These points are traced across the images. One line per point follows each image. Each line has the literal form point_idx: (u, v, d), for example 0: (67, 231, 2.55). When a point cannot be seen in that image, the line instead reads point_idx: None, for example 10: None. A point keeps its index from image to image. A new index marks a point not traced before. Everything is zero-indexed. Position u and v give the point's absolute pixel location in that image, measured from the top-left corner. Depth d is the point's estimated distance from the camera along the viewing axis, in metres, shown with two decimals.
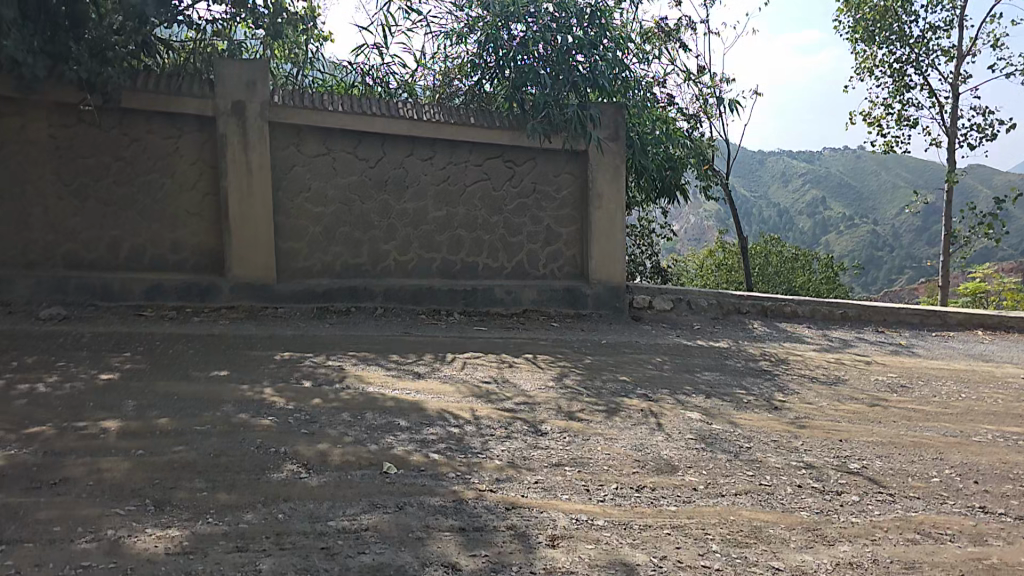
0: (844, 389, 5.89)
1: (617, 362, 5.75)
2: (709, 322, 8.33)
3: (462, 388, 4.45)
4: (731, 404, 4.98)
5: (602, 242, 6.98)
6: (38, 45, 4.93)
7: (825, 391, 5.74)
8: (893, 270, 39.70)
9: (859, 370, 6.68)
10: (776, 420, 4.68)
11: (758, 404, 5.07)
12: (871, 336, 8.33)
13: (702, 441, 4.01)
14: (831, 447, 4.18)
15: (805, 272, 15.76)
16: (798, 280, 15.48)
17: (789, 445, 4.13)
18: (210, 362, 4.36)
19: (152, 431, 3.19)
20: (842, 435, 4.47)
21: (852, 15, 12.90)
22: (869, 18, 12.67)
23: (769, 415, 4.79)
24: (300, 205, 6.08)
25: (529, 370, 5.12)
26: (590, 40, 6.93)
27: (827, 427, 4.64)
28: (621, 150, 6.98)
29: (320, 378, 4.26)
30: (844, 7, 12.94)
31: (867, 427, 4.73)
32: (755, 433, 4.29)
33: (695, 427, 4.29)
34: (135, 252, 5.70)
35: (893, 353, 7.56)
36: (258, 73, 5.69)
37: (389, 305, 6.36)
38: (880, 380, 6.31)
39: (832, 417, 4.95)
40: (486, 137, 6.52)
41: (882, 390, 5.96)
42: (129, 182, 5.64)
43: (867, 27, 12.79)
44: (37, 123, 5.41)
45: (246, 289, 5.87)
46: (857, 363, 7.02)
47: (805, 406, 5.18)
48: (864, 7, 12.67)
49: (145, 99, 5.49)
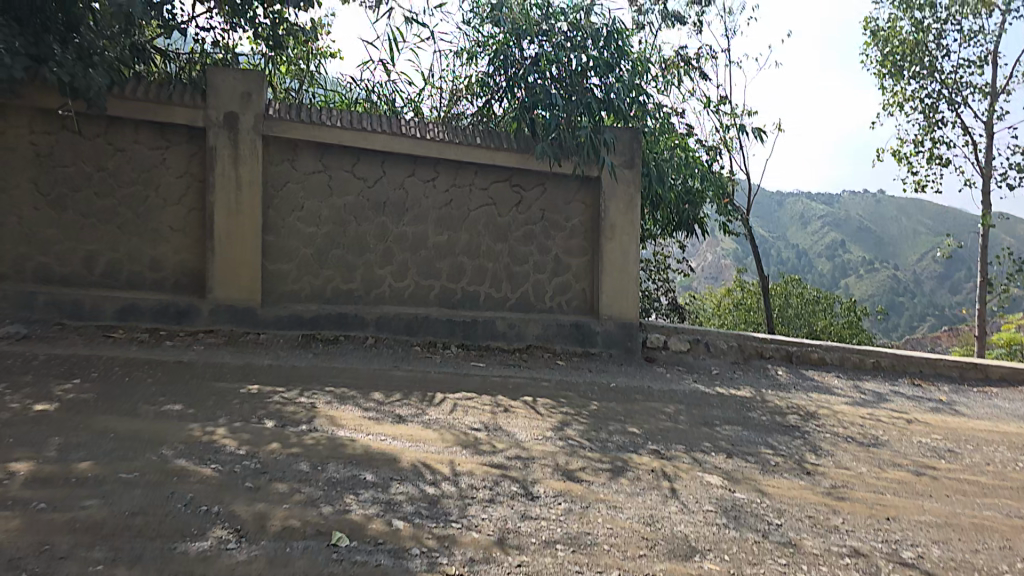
0: (883, 452, 5.20)
1: (628, 411, 5.15)
2: (728, 367, 7.69)
3: (446, 435, 3.89)
4: (757, 467, 4.34)
5: (614, 275, 6.48)
6: (19, 46, 4.53)
7: (862, 454, 5.07)
8: (917, 316, 38.53)
9: (898, 429, 5.96)
10: (810, 489, 4.03)
11: (788, 467, 4.43)
12: (908, 390, 7.60)
13: (724, 515, 3.38)
14: (876, 529, 3.52)
15: (826, 315, 15.01)
16: (819, 324, 14.76)
17: (829, 524, 3.48)
18: (167, 393, 3.85)
19: (67, 477, 2.65)
20: (889, 512, 3.80)
21: (880, 50, 12.48)
22: (900, 51, 12.27)
23: (801, 483, 4.14)
24: (291, 224, 5.67)
25: (525, 417, 4.54)
26: (607, 61, 6.50)
27: (869, 501, 3.97)
28: (636, 180, 6.52)
29: (286, 418, 3.73)
30: (871, 40, 12.58)
31: (917, 503, 4.05)
32: (786, 507, 3.64)
33: (716, 495, 3.65)
34: (111, 267, 5.30)
35: (934, 411, 6.81)
36: (253, 84, 5.36)
37: (381, 335, 5.87)
38: (924, 443, 5.59)
39: (874, 488, 4.27)
40: (492, 158, 6.09)
41: (926, 456, 5.25)
42: (110, 194, 5.28)
43: (896, 61, 12.38)
44: (18, 128, 5.08)
45: (227, 312, 5.43)
46: (895, 420, 6.30)
47: (842, 472, 4.51)
48: (893, 40, 12.27)
49: (131, 107, 5.15)
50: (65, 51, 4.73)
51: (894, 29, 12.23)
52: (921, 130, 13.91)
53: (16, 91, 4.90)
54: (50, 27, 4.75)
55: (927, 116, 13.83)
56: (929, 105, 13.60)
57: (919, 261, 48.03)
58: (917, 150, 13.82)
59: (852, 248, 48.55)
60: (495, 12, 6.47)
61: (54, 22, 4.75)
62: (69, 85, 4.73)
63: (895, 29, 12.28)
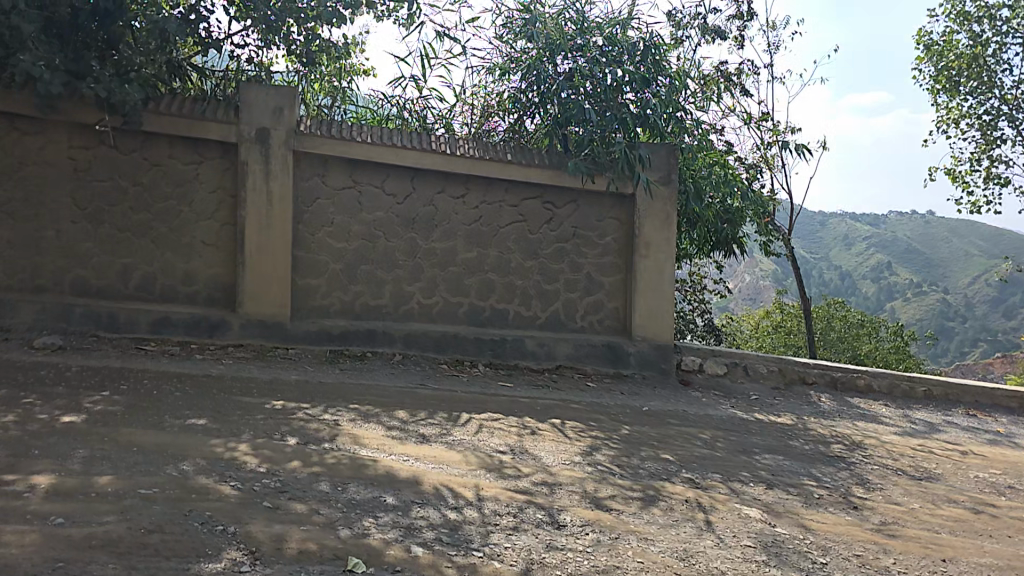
0: (937, 487, 4.84)
1: (661, 436, 4.93)
2: (768, 393, 7.36)
3: (471, 458, 3.77)
4: (798, 500, 4.08)
5: (649, 295, 6.32)
6: (58, 62, 4.79)
7: (914, 488, 4.72)
8: (967, 341, 36.75)
9: (952, 463, 5.56)
10: (856, 525, 3.74)
11: (834, 501, 4.14)
12: (962, 421, 7.12)
13: (764, 552, 3.15)
14: (929, 571, 3.26)
15: (871, 340, 14.34)
16: (863, 349, 14.12)
17: (878, 565, 3.22)
18: (192, 407, 3.85)
19: (87, 491, 2.63)
20: (945, 553, 3.51)
21: (935, 65, 12.05)
22: (957, 65, 11.82)
23: (848, 518, 3.86)
24: (321, 239, 5.70)
25: (554, 441, 4.38)
26: (644, 75, 6.40)
27: (922, 540, 3.67)
28: (673, 197, 6.37)
29: (309, 435, 3.68)
30: (925, 55, 12.16)
31: (975, 544, 3.73)
32: (831, 545, 3.38)
33: (755, 529, 3.42)
34: (145, 280, 5.40)
35: (991, 443, 6.36)
36: (285, 99, 5.44)
37: (409, 352, 5.83)
38: (980, 478, 5.20)
39: (929, 525, 3.96)
40: (524, 174, 6.03)
41: (984, 492, 4.86)
42: (144, 208, 5.39)
43: (951, 76, 11.92)
44: (57, 143, 5.24)
45: (256, 326, 5.47)
46: (948, 453, 5.89)
47: (891, 508, 4.20)
48: (950, 54, 11.84)
49: (166, 123, 5.27)
50: (103, 67, 4.99)
51: (949, 42, 11.82)
52: (976, 148, 13.33)
53: (56, 106, 5.07)
54: (90, 45, 5.00)
55: (984, 133, 13.25)
56: (987, 121, 13.02)
57: (970, 284, 45.90)
58: (972, 168, 13.24)
59: (897, 270, 46.75)
60: (528, 27, 6.45)
61: (92, 40, 5.01)
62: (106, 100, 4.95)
63: (952, 43, 11.85)
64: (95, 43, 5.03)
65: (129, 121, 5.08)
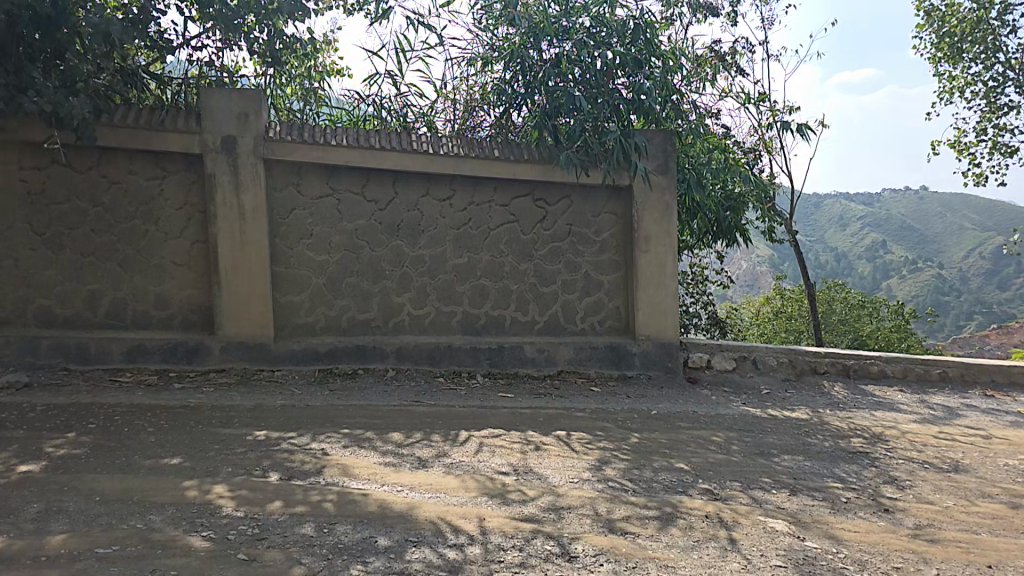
0: (966, 479, 4.59)
1: (672, 442, 4.65)
2: (781, 386, 7.07)
3: (471, 483, 3.47)
4: (825, 506, 3.81)
5: (650, 291, 6.02)
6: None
7: (944, 483, 4.48)
8: (963, 316, 36.67)
9: (980, 451, 5.32)
10: (890, 531, 3.48)
11: (863, 505, 3.88)
12: (980, 403, 6.85)
13: (797, 572, 2.88)
14: None
15: (872, 321, 14.05)
16: (866, 330, 13.84)
17: None
18: (164, 444, 3.55)
19: (36, 556, 2.34)
20: (989, 558, 3.28)
21: (936, 31, 11.82)
22: (959, 30, 11.53)
23: (881, 523, 3.61)
24: (301, 252, 5.40)
25: (560, 456, 4.08)
26: (635, 56, 6.07)
27: (963, 544, 3.43)
28: (671, 186, 6.07)
29: (292, 469, 3.38)
30: (926, 22, 11.88)
31: (1020, 545, 3.48)
32: (866, 558, 3.09)
33: (782, 545, 3.14)
34: (114, 307, 5.10)
35: (1015, 427, 6.07)
36: (250, 104, 5.11)
37: (402, 366, 5.55)
38: (1009, 467, 4.94)
39: (964, 525, 3.71)
40: (513, 172, 5.72)
41: (1015, 482, 4.61)
42: (107, 230, 5.10)
43: (954, 42, 11.67)
44: (6, 165, 4.96)
45: (237, 349, 5.18)
46: (974, 440, 5.65)
47: (924, 508, 3.94)
48: (952, 18, 11.55)
49: (123, 136, 4.97)
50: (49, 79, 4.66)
51: (951, 7, 11.53)
52: (984, 116, 13.06)
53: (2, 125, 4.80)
54: (37, 56, 4.67)
55: (990, 101, 12.97)
56: (994, 89, 12.77)
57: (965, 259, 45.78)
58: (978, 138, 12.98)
59: (893, 248, 46.46)
60: (508, 10, 6.14)
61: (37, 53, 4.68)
62: (54, 114, 4.62)
63: (954, 7, 11.55)
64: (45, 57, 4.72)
65: (82, 136, 4.76)
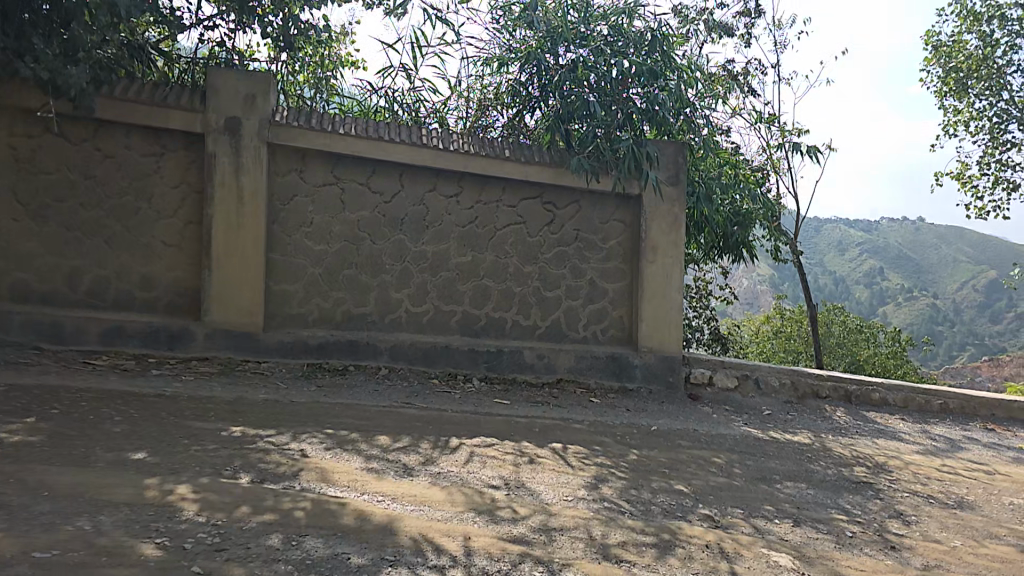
0: (974, 517, 4.35)
1: (671, 462, 4.40)
2: (782, 408, 6.82)
3: (456, 496, 3.22)
4: (829, 540, 3.57)
5: (655, 302, 5.79)
6: None
7: (951, 520, 4.23)
8: (958, 346, 36.49)
9: (986, 488, 5.07)
10: (897, 572, 3.24)
11: (868, 541, 3.64)
12: (983, 436, 6.61)
13: None
14: None
15: (869, 346, 13.83)
16: (863, 354, 13.59)
17: None
18: (133, 436, 3.30)
19: None
20: None
21: (940, 67, 11.46)
22: (965, 67, 11.21)
23: (891, 563, 3.36)
24: (297, 241, 5.16)
25: (553, 472, 3.84)
26: (652, 67, 5.84)
27: None
28: (682, 198, 5.85)
29: (267, 471, 3.13)
30: (932, 56, 11.56)
31: None
32: None
33: None
34: (98, 285, 4.85)
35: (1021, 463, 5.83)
36: (258, 86, 4.89)
37: (395, 365, 5.29)
38: (1018, 507, 4.70)
39: (974, 568, 3.47)
40: (524, 172, 5.49)
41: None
42: (97, 205, 4.85)
43: (960, 78, 11.29)
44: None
45: (224, 337, 4.93)
46: (978, 475, 5.40)
47: (933, 547, 3.70)
48: (959, 54, 11.23)
49: (122, 109, 4.72)
50: (49, 45, 4.28)
51: (958, 43, 11.22)
52: (989, 149, 12.88)
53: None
54: (41, 21, 4.22)
55: (994, 134, 12.75)
56: (997, 125, 12.57)
57: (961, 289, 45.70)
58: (983, 171, 12.78)
59: (889, 273, 46.24)
60: (528, 13, 5.92)
61: (40, 17, 4.20)
62: (51, 82, 4.36)
63: (960, 43, 11.25)
64: (48, 19, 4.23)
65: (79, 106, 4.54)
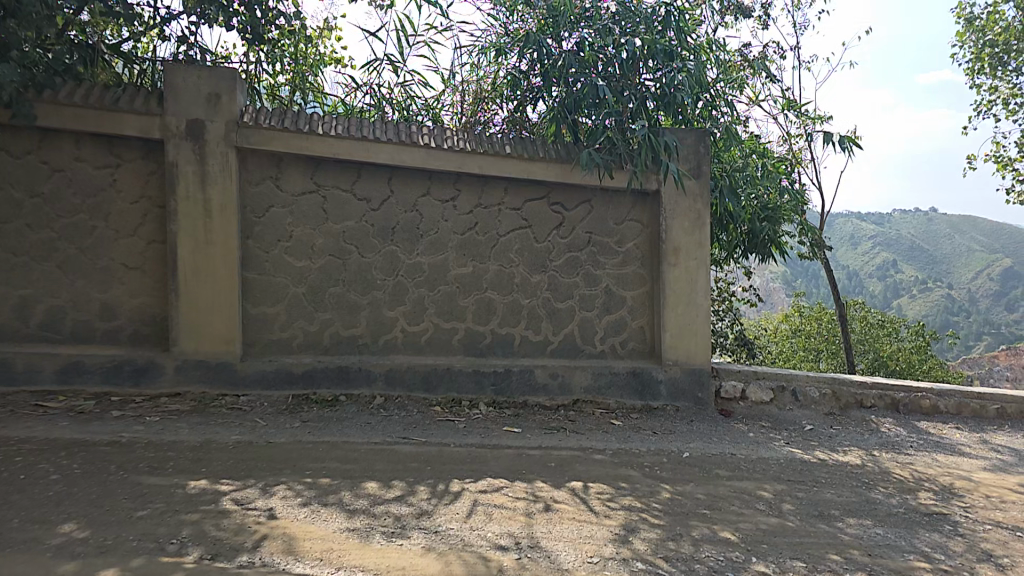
0: None
1: (712, 500, 3.75)
2: (824, 422, 6.10)
3: (455, 566, 2.61)
4: None
5: (680, 310, 5.15)
6: None
7: None
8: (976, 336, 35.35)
9: None
10: None
11: None
12: None
13: None
14: None
15: (893, 342, 12.88)
16: (888, 350, 12.67)
17: None
18: (62, 503, 2.73)
19: None
20: None
21: (978, 39, 10.59)
22: (1002, 40, 10.26)
23: None
24: (276, 257, 4.61)
25: (574, 522, 3.21)
26: (665, 45, 5.20)
27: None
28: (706, 192, 5.23)
29: (221, 544, 2.54)
30: (964, 30, 10.75)
31: None
32: None
33: None
34: (51, 316, 4.34)
35: None
36: (223, 83, 4.35)
37: (391, 393, 4.72)
38: None
39: None
40: (528, 170, 4.89)
41: None
42: (46, 225, 4.34)
43: (996, 52, 10.41)
44: None
45: (196, 369, 4.40)
46: None
47: None
48: (993, 28, 10.30)
49: (68, 116, 4.19)
50: None
51: (992, 14, 10.31)
52: None
53: None
54: None
55: None
56: None
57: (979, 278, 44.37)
58: None
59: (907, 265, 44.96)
60: None
61: None
62: None
63: (994, 15, 10.33)
64: None
65: (15, 112, 4.04)
